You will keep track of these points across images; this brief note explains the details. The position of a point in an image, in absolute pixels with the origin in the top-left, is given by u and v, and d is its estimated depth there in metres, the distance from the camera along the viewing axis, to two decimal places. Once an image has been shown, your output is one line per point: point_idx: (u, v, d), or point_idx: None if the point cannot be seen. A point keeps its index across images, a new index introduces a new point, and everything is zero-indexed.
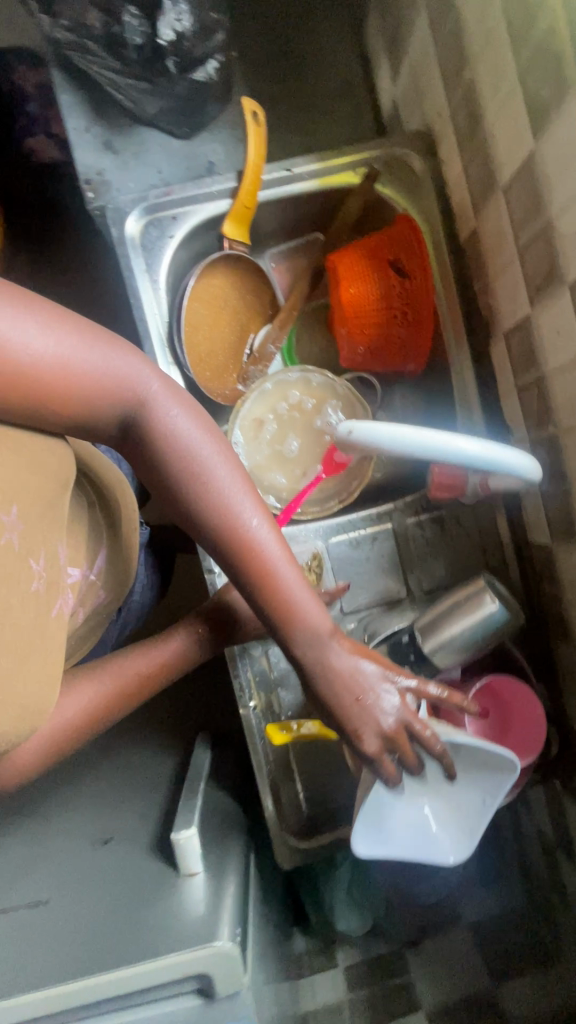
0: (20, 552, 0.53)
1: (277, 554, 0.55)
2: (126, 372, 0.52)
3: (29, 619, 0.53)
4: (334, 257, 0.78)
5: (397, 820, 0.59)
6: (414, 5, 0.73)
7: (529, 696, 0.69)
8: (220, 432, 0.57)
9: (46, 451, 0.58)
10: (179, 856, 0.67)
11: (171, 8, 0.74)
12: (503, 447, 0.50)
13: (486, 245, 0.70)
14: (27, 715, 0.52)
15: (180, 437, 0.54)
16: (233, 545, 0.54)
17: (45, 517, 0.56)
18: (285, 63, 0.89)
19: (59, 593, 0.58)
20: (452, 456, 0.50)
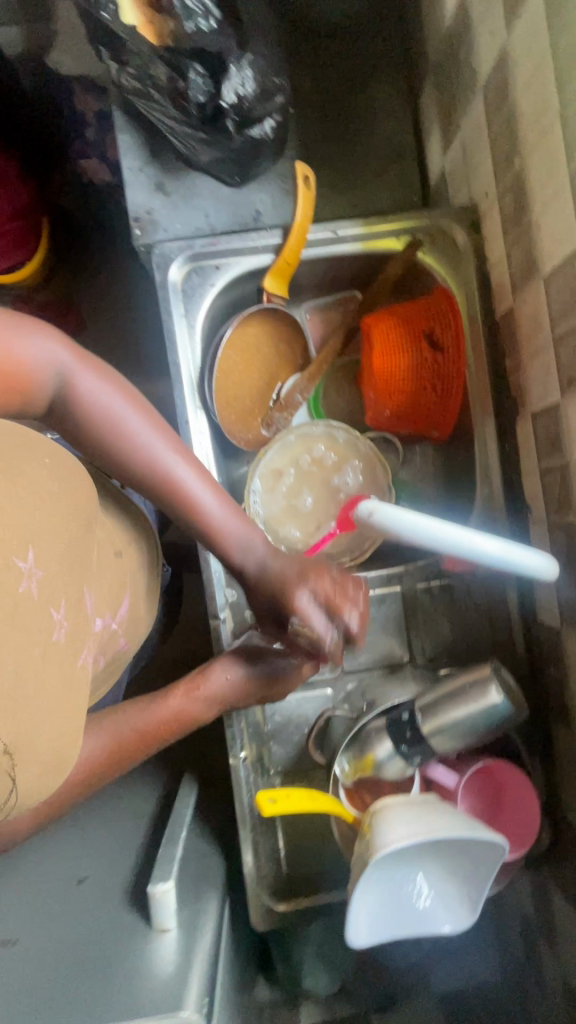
0: (40, 600, 0.50)
1: (212, 505, 0.63)
2: (45, 354, 0.53)
3: (57, 668, 0.51)
4: (370, 322, 0.81)
5: (385, 894, 0.58)
6: (471, 86, 0.74)
7: (526, 786, 0.67)
8: (132, 388, 0.60)
9: (65, 492, 0.56)
10: (154, 910, 0.66)
11: (236, 73, 0.77)
12: (521, 548, 0.52)
13: (521, 327, 0.70)
14: (53, 771, 0.50)
15: (100, 405, 0.57)
16: (174, 504, 0.62)
17: (62, 562, 0.53)
18: (339, 119, 0.90)
19: (81, 638, 0.56)
20: (470, 551, 0.51)
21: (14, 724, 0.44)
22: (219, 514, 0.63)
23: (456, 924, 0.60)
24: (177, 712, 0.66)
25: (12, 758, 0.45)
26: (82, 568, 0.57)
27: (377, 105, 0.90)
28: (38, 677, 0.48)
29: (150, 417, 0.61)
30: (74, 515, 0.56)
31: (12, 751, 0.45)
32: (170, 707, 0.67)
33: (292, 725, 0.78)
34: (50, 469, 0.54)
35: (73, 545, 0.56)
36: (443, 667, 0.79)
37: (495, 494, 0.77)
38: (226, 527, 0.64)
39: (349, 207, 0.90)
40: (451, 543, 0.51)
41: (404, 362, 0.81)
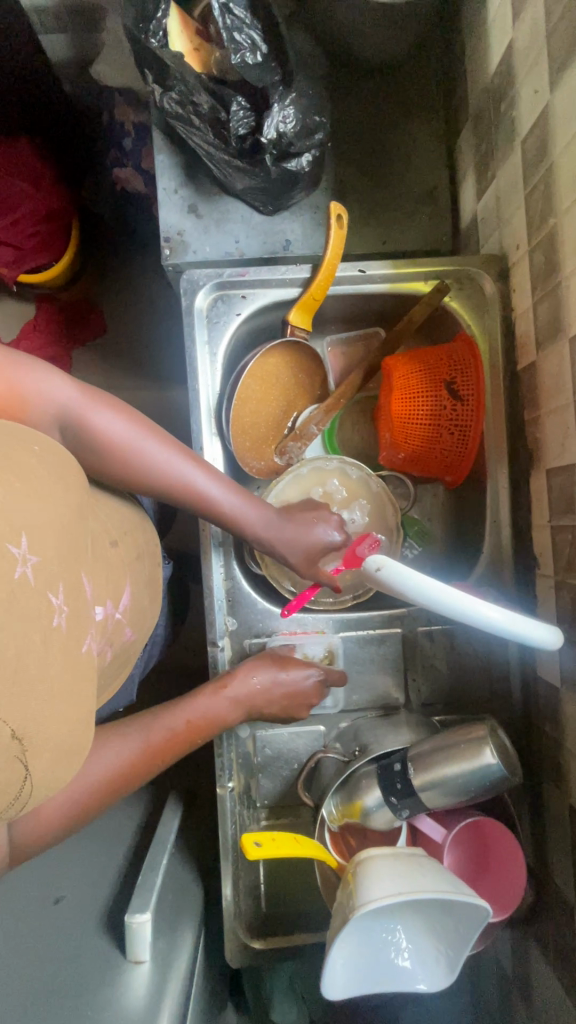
0: (38, 586, 0.45)
1: (229, 498, 0.67)
2: (49, 393, 0.57)
3: (60, 654, 0.47)
4: (391, 363, 0.80)
5: (363, 946, 0.57)
6: (509, 138, 0.75)
7: (515, 849, 0.66)
8: (144, 419, 0.64)
9: (54, 478, 0.52)
10: (129, 940, 0.65)
11: (278, 112, 0.79)
12: (526, 618, 0.52)
13: (542, 382, 0.70)
14: (66, 758, 0.49)
15: (119, 437, 0.61)
16: (196, 504, 0.67)
17: (58, 546, 0.49)
18: (375, 155, 0.91)
19: (83, 623, 0.52)
20: (478, 620, 0.51)
21: (22, 712, 0.42)
22: (238, 504, 0.68)
23: (435, 983, 0.58)
24: (199, 716, 0.71)
25: (21, 745, 0.43)
26: (79, 554, 0.53)
27: (414, 146, 0.91)
28: (42, 665, 0.45)
29: (156, 432, 0.64)
30: (67, 501, 0.53)
31: (21, 738, 0.42)
32: (186, 707, 0.71)
33: (282, 759, 0.77)
34: (39, 457, 0.52)
35: (69, 530, 0.52)
36: (438, 714, 0.78)
37: (503, 543, 0.77)
38: (245, 515, 0.69)
39: (378, 244, 0.91)
40: (456, 608, 0.51)
41: (422, 406, 0.80)
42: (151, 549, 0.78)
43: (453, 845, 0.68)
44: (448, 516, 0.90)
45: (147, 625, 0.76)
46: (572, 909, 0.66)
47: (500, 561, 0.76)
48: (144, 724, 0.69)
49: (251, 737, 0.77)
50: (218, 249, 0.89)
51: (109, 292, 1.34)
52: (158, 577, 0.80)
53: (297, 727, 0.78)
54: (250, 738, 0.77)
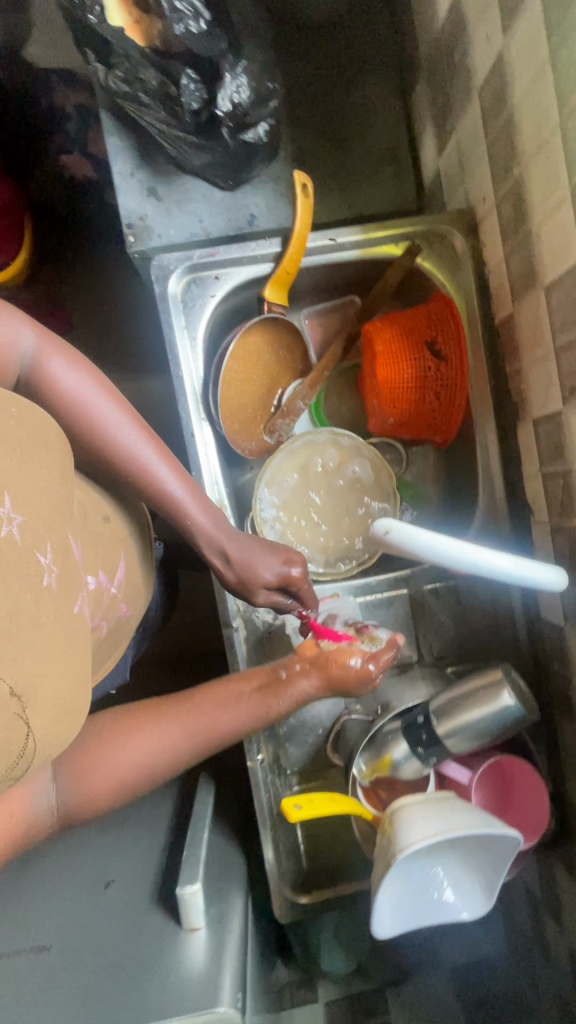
0: (25, 545, 0.50)
1: (178, 488, 0.65)
2: (13, 333, 0.57)
3: (51, 612, 0.52)
4: (371, 328, 0.82)
5: (410, 885, 0.60)
6: (467, 86, 0.73)
7: (536, 780, 0.70)
8: (116, 391, 0.64)
9: (39, 442, 0.53)
10: (183, 911, 0.68)
11: (231, 81, 0.76)
12: (533, 563, 0.54)
13: (521, 333, 0.71)
14: (68, 714, 0.53)
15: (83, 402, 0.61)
16: (142, 485, 0.64)
17: (44, 506, 0.52)
18: (330, 116, 0.89)
19: (73, 581, 0.56)
20: (486, 570, 0.53)
21: (17, 669, 0.47)
22: (185, 497, 0.66)
23: (477, 912, 0.62)
24: (229, 724, 0.63)
25: (21, 702, 0.48)
26: (67, 513, 0.56)
27: (368, 104, 0.89)
28: (33, 623, 0.49)
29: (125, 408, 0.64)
30: (49, 462, 0.54)
31: (19, 694, 0.47)
32: (221, 715, 0.64)
33: (307, 726, 0.80)
34: (18, 419, 0.52)
35: (54, 491, 0.54)
36: (450, 664, 0.81)
37: (497, 496, 0.79)
38: (196, 513, 0.66)
39: (344, 210, 0.90)
40: (462, 560, 0.52)
41: (406, 369, 0.81)
42: (145, 530, 0.78)
43: (479, 783, 0.73)
44: (441, 476, 0.92)
45: (144, 601, 0.78)
46: None
47: (498, 522, 0.79)
48: (182, 719, 0.63)
49: (275, 709, 0.80)
50: (183, 231, 0.87)
51: (73, 286, 1.31)
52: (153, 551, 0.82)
53: (319, 692, 0.80)
54: (274, 710, 0.80)
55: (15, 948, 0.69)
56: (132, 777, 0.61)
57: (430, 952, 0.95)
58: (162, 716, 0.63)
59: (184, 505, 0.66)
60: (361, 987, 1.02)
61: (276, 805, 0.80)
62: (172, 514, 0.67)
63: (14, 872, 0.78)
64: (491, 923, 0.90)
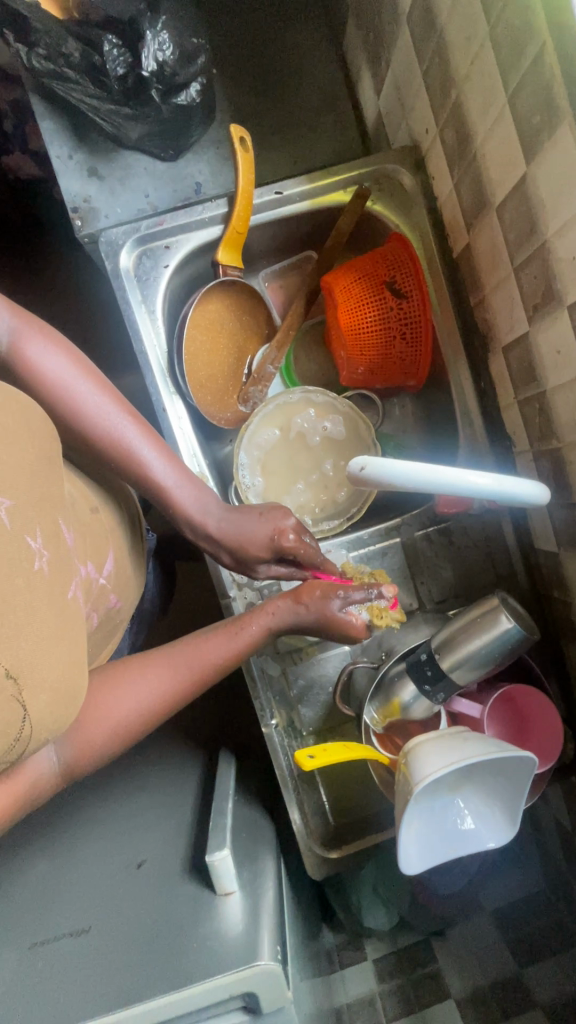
0: (14, 529, 0.48)
1: (163, 467, 0.65)
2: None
3: (45, 595, 0.50)
4: (330, 278, 0.80)
5: (433, 820, 0.61)
6: (395, 17, 0.72)
7: (552, 709, 0.70)
8: (98, 372, 0.64)
9: (25, 426, 0.53)
10: (215, 878, 0.68)
11: (153, 39, 0.74)
12: (512, 478, 0.54)
13: (480, 260, 0.70)
14: (66, 700, 0.50)
15: (65, 384, 0.61)
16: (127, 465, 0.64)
17: (32, 489, 0.51)
18: (263, 71, 0.87)
19: (67, 570, 0.54)
20: (467, 489, 0.53)
21: (10, 650, 0.45)
22: (171, 479, 0.66)
23: (502, 837, 0.62)
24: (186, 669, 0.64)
25: (17, 683, 0.45)
26: (56, 499, 0.55)
27: (300, 55, 0.87)
28: (27, 607, 0.47)
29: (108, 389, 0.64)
30: (35, 448, 0.53)
31: (15, 676, 0.45)
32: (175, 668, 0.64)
33: (317, 685, 0.80)
34: (5, 405, 0.52)
35: (40, 474, 0.53)
36: (452, 607, 0.81)
37: (477, 432, 0.78)
38: (183, 496, 0.66)
39: (290, 166, 0.88)
40: (439, 481, 0.52)
41: (370, 315, 0.81)
42: (131, 516, 0.77)
43: (492, 719, 0.73)
44: (421, 423, 0.91)
45: (134, 591, 0.76)
46: None
47: (482, 459, 0.78)
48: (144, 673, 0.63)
49: (283, 672, 0.80)
50: (130, 208, 0.86)
51: (32, 287, 1.28)
52: (144, 540, 0.81)
53: (324, 649, 0.80)
54: (282, 673, 0.80)
55: (56, 934, 0.69)
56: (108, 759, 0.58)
57: (470, 898, 0.95)
58: (116, 680, 0.61)
59: (172, 487, 0.65)
60: (406, 941, 0.99)
61: (297, 766, 0.80)
62: (157, 497, 0.66)
63: (47, 865, 0.78)
64: (525, 859, 0.91)
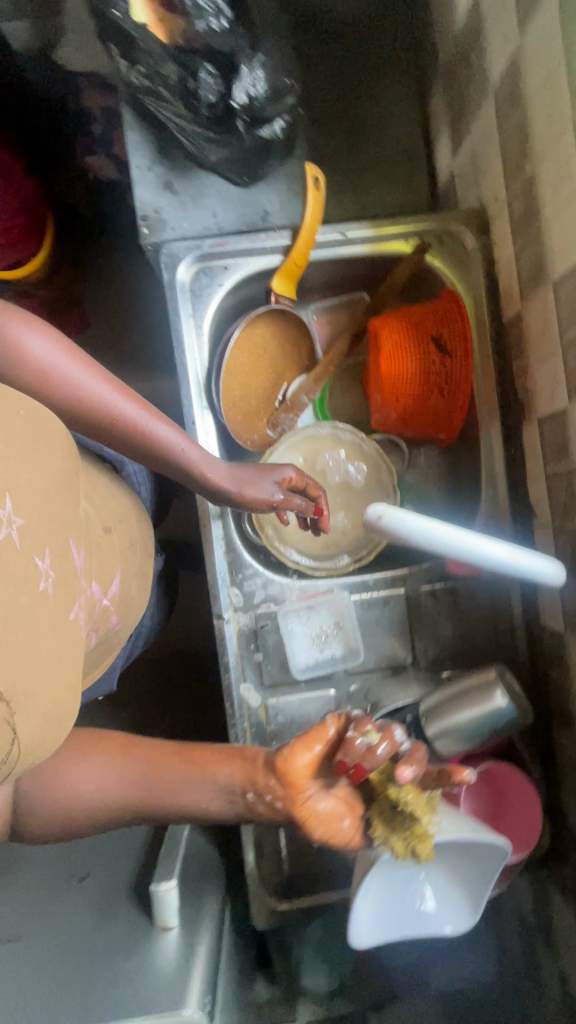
0: (24, 550, 0.47)
1: (170, 435, 0.63)
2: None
3: (47, 619, 0.49)
4: (377, 323, 0.81)
5: (389, 894, 0.57)
6: (483, 88, 0.74)
7: (536, 801, 0.68)
8: (78, 348, 0.59)
9: (43, 446, 0.52)
10: (156, 908, 0.65)
11: (248, 74, 0.77)
12: (531, 555, 0.53)
13: (529, 330, 0.70)
14: (56, 722, 0.49)
15: (53, 374, 0.56)
16: (133, 441, 0.62)
17: (43, 510, 0.50)
18: (346, 118, 0.90)
19: (73, 590, 0.54)
20: (485, 560, 0.51)
21: (8, 672, 0.44)
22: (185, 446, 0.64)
23: (459, 923, 0.59)
24: (197, 797, 0.57)
25: (9, 706, 0.44)
26: (67, 520, 0.54)
27: (384, 109, 0.90)
28: (28, 627, 0.46)
29: (96, 368, 0.59)
30: (52, 469, 0.53)
31: (8, 699, 0.44)
32: (171, 773, 0.57)
33: (295, 725, 0.78)
34: (25, 421, 0.51)
35: (53, 496, 0.52)
36: (445, 670, 0.78)
37: (500, 498, 0.77)
38: (200, 462, 0.65)
39: (357, 209, 0.90)
40: (460, 547, 0.51)
41: (412, 366, 0.81)
42: (144, 541, 0.78)
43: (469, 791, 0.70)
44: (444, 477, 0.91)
45: (135, 611, 0.76)
46: None
47: (499, 525, 0.77)
48: (134, 761, 0.58)
49: (263, 705, 0.78)
50: (197, 225, 0.88)
51: (89, 281, 1.32)
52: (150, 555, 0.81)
53: (309, 688, 0.79)
54: (262, 706, 0.78)
55: None
56: (80, 792, 0.55)
57: None
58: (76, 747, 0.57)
59: (191, 454, 0.64)
60: None
61: None
62: (174, 466, 0.65)
63: None
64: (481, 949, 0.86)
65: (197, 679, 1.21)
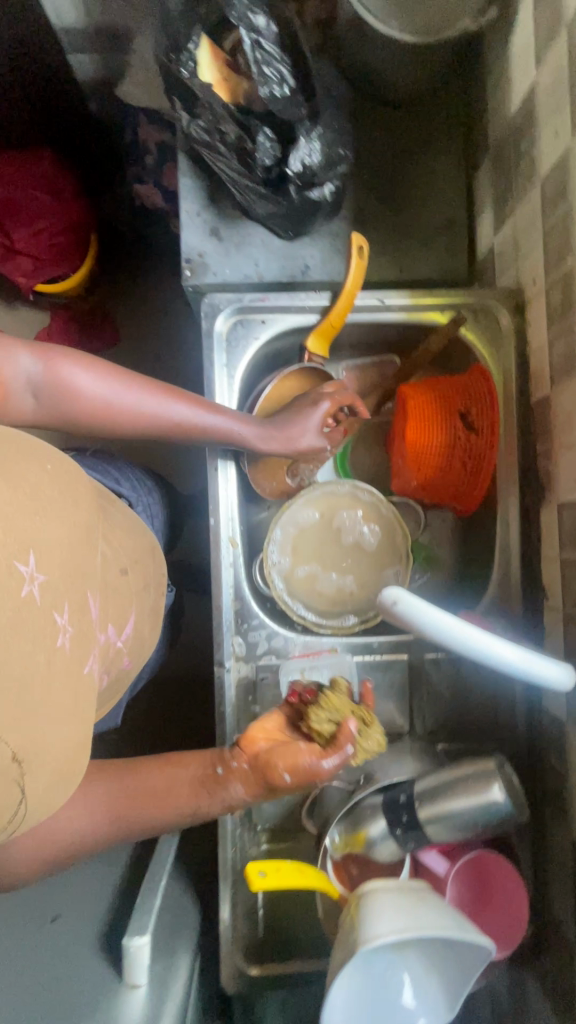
0: (44, 605, 0.47)
1: (210, 417, 0.71)
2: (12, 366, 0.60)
3: (63, 671, 0.49)
4: (407, 391, 0.83)
5: (366, 982, 0.56)
6: (530, 175, 0.76)
7: (523, 911, 0.66)
8: (116, 367, 0.67)
9: (66, 496, 0.55)
10: (126, 963, 0.64)
11: (305, 144, 0.80)
12: (538, 659, 0.53)
13: (555, 416, 0.71)
14: (64, 779, 0.50)
15: (101, 398, 0.66)
16: (178, 436, 0.71)
17: (62, 564, 0.50)
18: (393, 182, 0.92)
19: (88, 641, 0.55)
20: (491, 661, 0.52)
21: (25, 734, 0.44)
22: (226, 422, 0.72)
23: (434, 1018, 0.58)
24: (181, 800, 0.60)
25: (21, 767, 0.44)
26: (83, 572, 0.55)
27: (432, 176, 0.92)
28: (45, 685, 0.47)
29: (134, 380, 0.68)
30: (75, 519, 0.55)
31: (22, 760, 0.44)
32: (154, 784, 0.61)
33: None
34: (51, 475, 0.54)
35: (71, 549, 0.53)
36: (441, 742, 0.78)
37: (512, 574, 0.77)
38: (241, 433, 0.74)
39: (395, 271, 0.92)
40: (470, 643, 0.51)
41: (437, 437, 0.81)
42: (158, 580, 0.79)
43: (456, 877, 0.68)
44: (458, 542, 0.91)
45: (146, 650, 0.76)
46: (572, 947, 0.65)
47: (510, 603, 0.77)
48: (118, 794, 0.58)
49: None
50: (238, 272, 0.90)
51: (125, 304, 1.34)
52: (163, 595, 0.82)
53: None
54: None
55: None
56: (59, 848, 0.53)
57: None
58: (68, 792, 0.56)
59: (231, 428, 0.73)
60: None
61: (241, 861, 0.75)
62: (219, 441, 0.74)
63: None
64: None
65: (188, 711, 1.20)
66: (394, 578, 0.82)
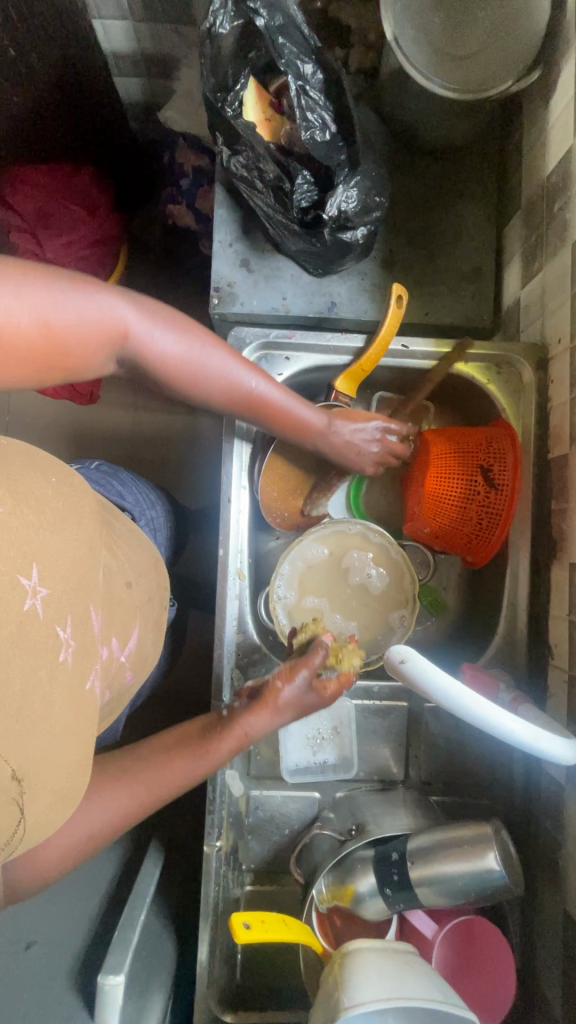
0: (46, 620, 0.46)
1: (283, 398, 0.70)
2: (103, 314, 0.57)
3: (65, 690, 0.48)
4: (430, 437, 0.82)
5: None
6: (561, 235, 0.77)
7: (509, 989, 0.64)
8: (202, 328, 0.65)
9: (71, 513, 0.52)
10: (98, 1005, 0.62)
11: (342, 192, 0.81)
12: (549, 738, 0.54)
13: (573, 475, 0.71)
14: (65, 801, 0.49)
15: (187, 357, 0.63)
16: (244, 411, 0.70)
17: (68, 579, 0.50)
18: (425, 226, 0.93)
19: (90, 657, 0.53)
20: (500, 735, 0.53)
21: (25, 748, 0.43)
22: (294, 408, 0.71)
23: None
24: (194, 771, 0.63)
25: (20, 785, 0.43)
26: (90, 586, 0.54)
27: (463, 224, 0.93)
28: (46, 702, 0.46)
29: (218, 344, 0.66)
30: (78, 534, 0.53)
31: (21, 777, 0.43)
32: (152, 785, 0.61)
33: (274, 822, 0.76)
34: (55, 489, 0.51)
35: (77, 564, 0.51)
36: (434, 795, 0.76)
37: (519, 629, 0.76)
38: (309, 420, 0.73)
39: (420, 313, 0.93)
40: (480, 715, 0.52)
41: (454, 488, 0.81)
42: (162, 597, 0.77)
43: (443, 940, 0.67)
44: (464, 589, 0.91)
45: (147, 668, 0.75)
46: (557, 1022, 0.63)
47: (514, 658, 0.76)
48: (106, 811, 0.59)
49: (245, 796, 0.76)
50: (266, 304, 0.91)
51: None
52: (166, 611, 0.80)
53: (294, 788, 0.77)
54: (243, 797, 0.76)
55: None
56: None
57: None
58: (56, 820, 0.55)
59: (299, 412, 0.72)
60: None
61: (223, 900, 0.74)
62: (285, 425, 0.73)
63: None
64: None
65: None
66: (399, 623, 0.81)
